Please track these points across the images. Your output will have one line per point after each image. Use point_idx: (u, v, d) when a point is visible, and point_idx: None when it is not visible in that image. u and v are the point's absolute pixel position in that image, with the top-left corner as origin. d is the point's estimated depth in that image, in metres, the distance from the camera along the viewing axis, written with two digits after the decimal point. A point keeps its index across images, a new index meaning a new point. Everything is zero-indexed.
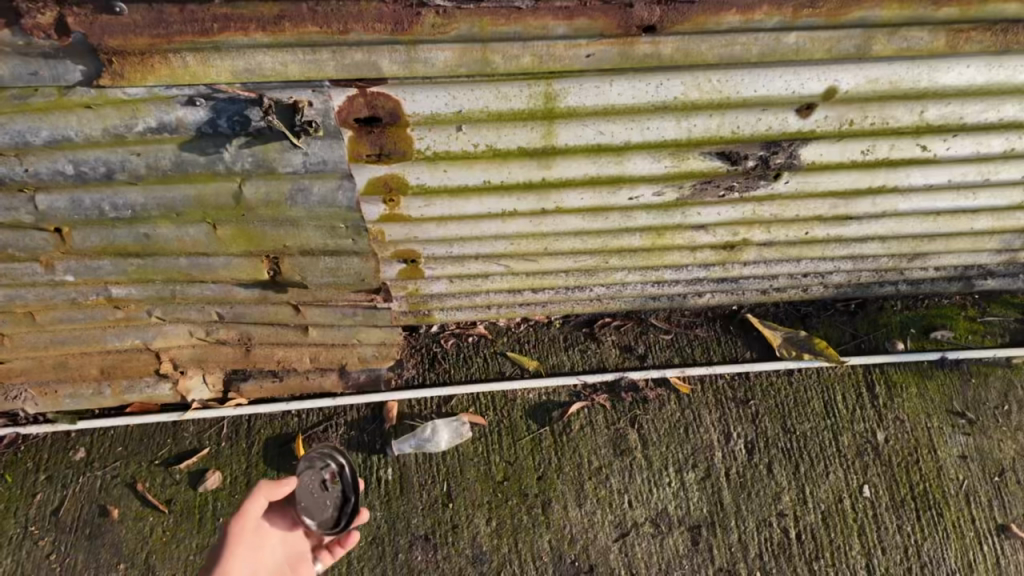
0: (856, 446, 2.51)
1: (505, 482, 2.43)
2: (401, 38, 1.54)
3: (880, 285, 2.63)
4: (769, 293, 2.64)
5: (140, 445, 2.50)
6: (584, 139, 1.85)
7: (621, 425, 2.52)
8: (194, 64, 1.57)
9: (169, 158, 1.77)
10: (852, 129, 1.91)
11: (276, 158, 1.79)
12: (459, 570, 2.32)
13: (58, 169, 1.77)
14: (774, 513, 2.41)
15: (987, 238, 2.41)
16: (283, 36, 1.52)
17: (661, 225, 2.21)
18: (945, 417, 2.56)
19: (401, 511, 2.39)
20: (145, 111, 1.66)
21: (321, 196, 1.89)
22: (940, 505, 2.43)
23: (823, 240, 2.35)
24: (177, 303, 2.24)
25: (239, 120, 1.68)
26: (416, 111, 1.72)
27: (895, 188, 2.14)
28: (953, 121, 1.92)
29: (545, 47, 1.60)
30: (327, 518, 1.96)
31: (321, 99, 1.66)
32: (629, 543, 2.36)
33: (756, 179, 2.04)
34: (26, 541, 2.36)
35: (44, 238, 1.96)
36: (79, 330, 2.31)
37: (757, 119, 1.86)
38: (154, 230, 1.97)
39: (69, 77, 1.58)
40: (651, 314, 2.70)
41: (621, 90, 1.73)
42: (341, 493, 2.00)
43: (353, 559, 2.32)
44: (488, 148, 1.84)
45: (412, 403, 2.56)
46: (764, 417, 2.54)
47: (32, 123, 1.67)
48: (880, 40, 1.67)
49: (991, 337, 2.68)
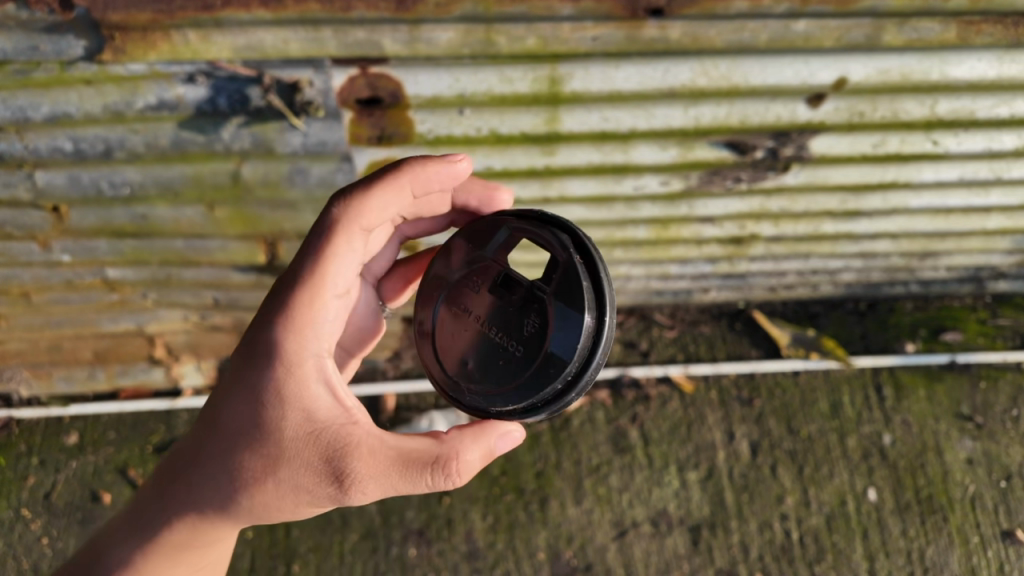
0: (862, 448, 2.46)
1: (503, 477, 2.37)
2: (404, 16, 1.51)
3: (891, 284, 2.59)
4: (777, 290, 2.59)
5: (132, 430, 2.46)
6: (589, 124, 1.81)
7: (623, 421, 2.47)
8: (195, 41, 1.54)
9: (168, 136, 1.74)
10: (863, 121, 1.87)
11: (275, 138, 1.76)
12: (454, 565, 2.29)
13: (58, 145, 1.74)
14: (776, 514, 2.37)
15: (997, 238, 2.38)
16: (285, 13, 1.48)
17: (666, 217, 2.17)
18: (953, 420, 2.50)
19: (396, 504, 2.32)
20: (145, 88, 1.64)
21: (320, 177, 1.87)
22: (946, 510, 2.38)
23: (832, 235, 2.31)
24: (173, 286, 2.21)
25: (239, 98, 1.66)
26: (418, 93, 1.69)
27: (906, 183, 2.09)
28: (965, 115, 1.88)
29: (551, 28, 1.57)
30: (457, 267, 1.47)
31: (322, 78, 1.63)
32: (628, 543, 2.33)
33: (764, 170, 2.01)
34: (19, 523, 2.34)
35: (42, 216, 1.94)
36: (74, 312, 2.28)
37: (766, 108, 1.82)
38: (152, 211, 1.94)
39: (72, 52, 1.56)
40: (655, 310, 2.64)
41: (628, 75, 1.69)
42: (500, 267, 1.43)
43: (345, 551, 2.28)
44: (491, 132, 1.81)
45: (408, 396, 2.49)
46: (769, 417, 2.49)
47: (33, 98, 1.65)
48: (891, 30, 1.64)
49: (1002, 340, 2.62)
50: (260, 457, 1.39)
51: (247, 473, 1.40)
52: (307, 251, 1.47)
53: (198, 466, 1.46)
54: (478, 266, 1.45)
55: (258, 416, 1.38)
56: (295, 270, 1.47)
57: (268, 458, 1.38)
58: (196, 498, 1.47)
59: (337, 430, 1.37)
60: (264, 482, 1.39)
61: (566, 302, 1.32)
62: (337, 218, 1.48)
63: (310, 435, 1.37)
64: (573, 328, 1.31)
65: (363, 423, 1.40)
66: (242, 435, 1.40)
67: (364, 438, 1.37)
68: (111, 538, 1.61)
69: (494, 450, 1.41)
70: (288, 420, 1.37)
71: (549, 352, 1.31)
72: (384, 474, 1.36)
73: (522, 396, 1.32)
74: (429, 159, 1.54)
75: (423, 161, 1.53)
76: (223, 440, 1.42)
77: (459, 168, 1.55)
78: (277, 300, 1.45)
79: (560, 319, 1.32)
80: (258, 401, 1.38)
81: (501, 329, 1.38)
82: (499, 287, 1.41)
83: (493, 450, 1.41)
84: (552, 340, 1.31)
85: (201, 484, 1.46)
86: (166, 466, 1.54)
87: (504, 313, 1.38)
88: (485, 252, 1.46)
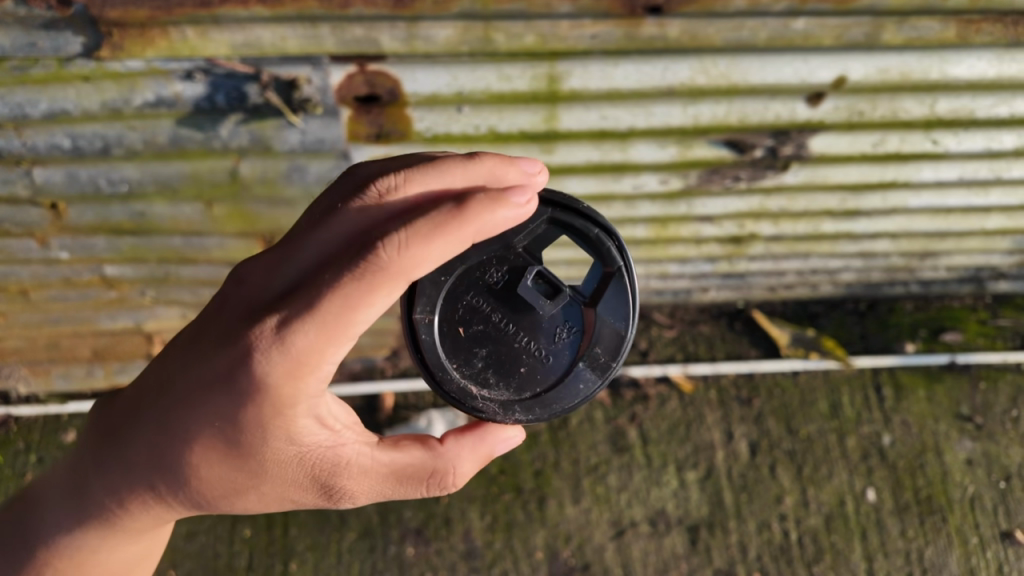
0: (861, 448, 2.45)
1: (501, 476, 2.37)
2: (402, 14, 1.51)
3: (891, 285, 2.58)
4: (777, 290, 2.58)
5: None
6: (588, 122, 1.81)
7: (622, 421, 2.46)
8: (193, 38, 1.54)
9: (166, 134, 1.73)
10: (863, 120, 1.86)
11: (273, 135, 1.75)
12: (451, 564, 2.29)
13: (56, 142, 1.74)
14: (775, 515, 2.36)
15: (998, 238, 2.38)
16: (283, 10, 1.49)
17: (664, 216, 2.17)
18: (953, 421, 2.49)
19: (393, 503, 2.32)
20: (143, 85, 1.63)
21: (318, 175, 1.86)
22: (945, 510, 2.37)
23: (832, 235, 2.30)
24: (171, 284, 2.21)
25: (237, 95, 1.66)
26: (416, 90, 1.69)
27: (906, 183, 2.09)
28: (965, 114, 1.87)
29: (549, 26, 1.57)
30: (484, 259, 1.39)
31: (320, 75, 1.63)
32: (626, 542, 2.32)
33: (763, 169, 2.00)
34: None
35: (40, 213, 1.94)
36: (72, 310, 2.28)
37: (765, 107, 1.81)
38: (150, 208, 1.94)
39: (70, 49, 1.56)
40: (654, 309, 2.63)
41: (627, 73, 1.69)
42: (532, 263, 1.40)
43: (343, 549, 2.28)
44: (490, 130, 1.80)
45: (407, 395, 2.48)
46: (768, 417, 2.49)
47: (31, 95, 1.65)
48: (890, 28, 1.63)
49: (1002, 341, 2.61)
50: (240, 476, 1.25)
51: (219, 486, 1.27)
52: (324, 287, 1.13)
53: (151, 469, 1.28)
54: (505, 260, 1.40)
55: (243, 444, 1.21)
56: (302, 301, 1.14)
57: (249, 478, 1.25)
58: (147, 495, 1.32)
59: (328, 453, 1.25)
60: (236, 493, 1.28)
61: (600, 319, 1.40)
62: (376, 265, 1.12)
63: (299, 458, 1.24)
64: (609, 351, 1.39)
65: (352, 440, 1.28)
66: (217, 457, 1.23)
67: (356, 456, 1.27)
68: (49, 501, 1.47)
69: (491, 455, 1.37)
70: (274, 448, 1.21)
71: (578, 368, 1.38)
72: (376, 487, 1.31)
73: (545, 408, 1.36)
74: (498, 198, 1.17)
75: (492, 201, 1.16)
76: (189, 458, 1.24)
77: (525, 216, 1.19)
78: (274, 337, 1.14)
79: (596, 337, 1.39)
80: (238, 428, 1.19)
81: (527, 334, 1.37)
82: (530, 286, 1.37)
83: (490, 453, 1.37)
84: (587, 359, 1.38)
85: (155, 486, 1.30)
86: (103, 450, 1.34)
87: (532, 318, 1.37)
88: (517, 244, 1.41)
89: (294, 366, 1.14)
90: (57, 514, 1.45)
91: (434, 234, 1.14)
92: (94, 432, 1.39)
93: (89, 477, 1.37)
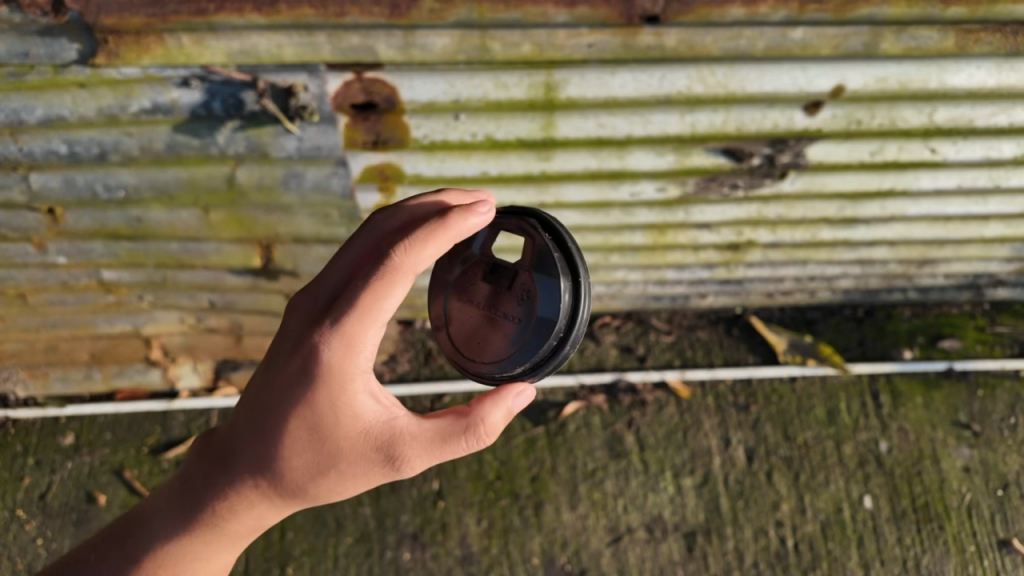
0: (858, 455, 2.45)
1: (497, 481, 2.37)
2: (398, 22, 1.51)
3: (889, 291, 2.57)
4: (775, 296, 2.57)
5: (128, 431, 2.45)
6: (585, 130, 1.81)
7: (619, 426, 2.46)
8: (189, 45, 1.54)
9: (163, 140, 1.73)
10: (860, 129, 1.86)
11: (270, 142, 1.75)
12: (448, 570, 2.29)
13: (53, 148, 1.74)
14: (771, 521, 2.36)
15: (996, 246, 2.37)
16: (279, 18, 1.48)
17: (662, 223, 2.16)
18: (951, 428, 2.49)
19: (390, 509, 2.33)
20: (140, 91, 1.63)
21: (314, 181, 1.87)
22: (942, 518, 2.37)
23: (829, 242, 2.30)
24: (168, 288, 2.21)
25: (233, 102, 1.65)
26: (413, 98, 1.68)
27: (904, 191, 2.08)
28: (964, 123, 1.87)
29: (546, 35, 1.57)
30: (454, 266, 1.49)
31: (317, 83, 1.63)
32: (623, 548, 2.32)
33: (761, 177, 2.00)
34: (14, 524, 2.34)
35: (37, 218, 1.94)
36: (70, 314, 2.29)
37: (763, 115, 1.81)
38: (146, 213, 1.94)
39: (65, 55, 1.56)
40: (652, 315, 2.63)
41: (624, 82, 1.69)
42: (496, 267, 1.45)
43: (340, 555, 2.28)
44: (487, 138, 1.80)
45: (405, 399, 2.48)
46: (766, 423, 2.49)
47: (27, 101, 1.65)
48: (888, 37, 1.63)
49: (1000, 348, 2.60)
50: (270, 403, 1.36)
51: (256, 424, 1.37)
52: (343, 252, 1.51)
53: (234, 463, 1.40)
54: (471, 265, 1.48)
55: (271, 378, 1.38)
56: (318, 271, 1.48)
57: (314, 446, 1.33)
58: (241, 488, 1.39)
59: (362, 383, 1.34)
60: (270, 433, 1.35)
61: (544, 274, 1.36)
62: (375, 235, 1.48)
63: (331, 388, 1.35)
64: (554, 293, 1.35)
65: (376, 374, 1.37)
66: (276, 427, 1.34)
67: (407, 426, 1.34)
68: (148, 515, 1.50)
69: (513, 410, 1.37)
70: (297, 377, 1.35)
71: (544, 315, 1.35)
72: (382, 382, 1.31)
73: (529, 354, 1.36)
74: (470, 207, 1.33)
75: (464, 211, 1.32)
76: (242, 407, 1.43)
77: (482, 216, 1.33)
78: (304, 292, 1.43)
79: (543, 290, 1.36)
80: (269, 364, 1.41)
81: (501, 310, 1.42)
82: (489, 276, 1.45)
83: (512, 409, 1.38)
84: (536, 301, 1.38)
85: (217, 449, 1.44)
86: (191, 457, 1.50)
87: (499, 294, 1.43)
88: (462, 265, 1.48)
89: (354, 347, 1.29)
90: (158, 527, 1.47)
91: (428, 240, 1.29)
92: (196, 456, 1.48)
93: (174, 482, 1.50)
